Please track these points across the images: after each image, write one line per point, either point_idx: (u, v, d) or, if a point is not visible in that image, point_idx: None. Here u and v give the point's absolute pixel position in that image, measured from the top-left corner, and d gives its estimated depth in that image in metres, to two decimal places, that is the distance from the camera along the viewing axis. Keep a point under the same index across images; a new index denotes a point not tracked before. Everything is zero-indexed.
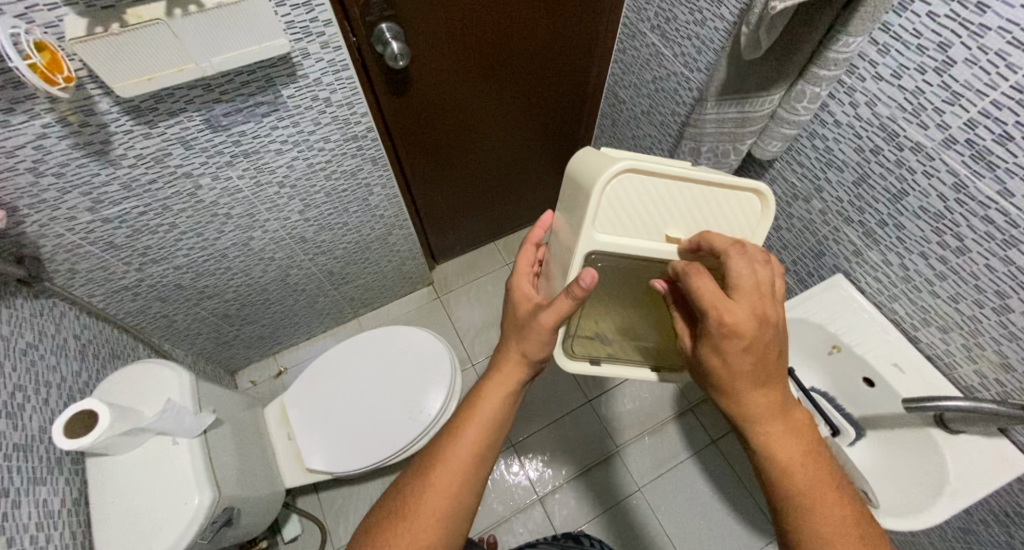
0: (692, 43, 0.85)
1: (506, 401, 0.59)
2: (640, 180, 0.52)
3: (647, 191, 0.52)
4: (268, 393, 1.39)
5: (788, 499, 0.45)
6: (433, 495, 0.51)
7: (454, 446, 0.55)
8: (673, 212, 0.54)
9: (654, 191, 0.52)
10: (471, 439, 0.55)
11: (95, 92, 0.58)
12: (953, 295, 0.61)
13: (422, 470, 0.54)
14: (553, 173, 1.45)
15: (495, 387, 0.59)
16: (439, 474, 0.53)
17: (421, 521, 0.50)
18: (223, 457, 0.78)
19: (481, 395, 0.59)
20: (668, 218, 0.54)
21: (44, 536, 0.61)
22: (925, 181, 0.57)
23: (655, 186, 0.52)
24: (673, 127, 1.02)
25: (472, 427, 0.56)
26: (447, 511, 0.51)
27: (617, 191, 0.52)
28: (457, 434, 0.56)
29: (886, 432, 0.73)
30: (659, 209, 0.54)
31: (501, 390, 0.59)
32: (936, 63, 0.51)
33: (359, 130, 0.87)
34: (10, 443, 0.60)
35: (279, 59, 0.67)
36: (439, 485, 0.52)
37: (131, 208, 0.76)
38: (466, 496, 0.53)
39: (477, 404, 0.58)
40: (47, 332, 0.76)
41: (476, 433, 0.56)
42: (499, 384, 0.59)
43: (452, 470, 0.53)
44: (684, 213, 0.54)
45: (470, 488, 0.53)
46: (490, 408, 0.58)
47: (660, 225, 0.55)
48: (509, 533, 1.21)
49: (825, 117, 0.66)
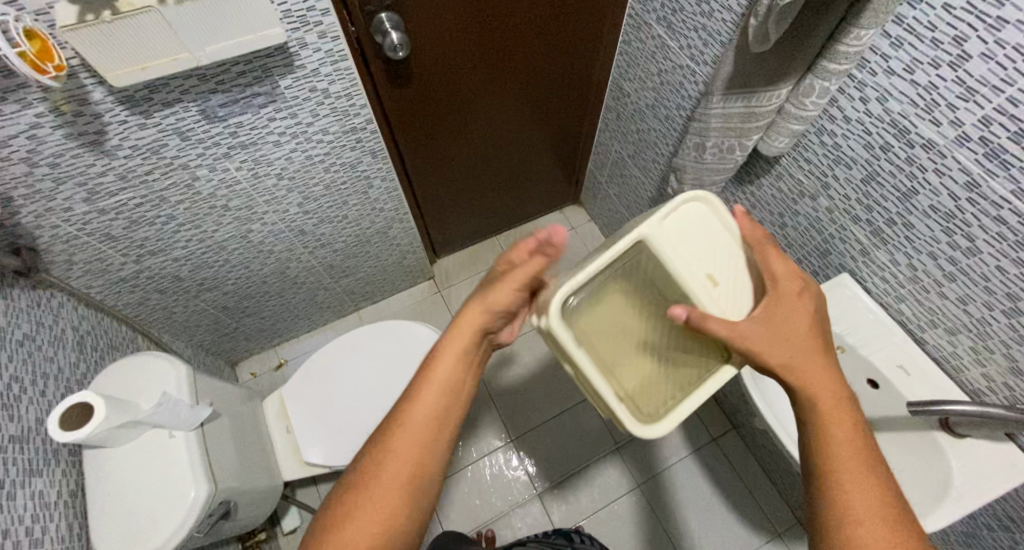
0: (698, 35, 0.83)
1: (467, 352, 0.57)
2: (703, 213, 0.48)
3: (701, 229, 0.48)
4: (268, 385, 1.39)
5: (828, 473, 0.43)
6: (398, 460, 0.50)
7: (413, 408, 0.53)
8: (717, 262, 0.48)
9: (704, 236, 0.48)
10: (433, 399, 0.53)
11: (88, 81, 0.57)
12: (962, 296, 0.59)
13: (383, 436, 0.52)
14: (556, 167, 1.43)
15: (456, 341, 0.56)
16: (401, 438, 0.51)
17: (389, 486, 0.49)
18: (220, 450, 0.78)
19: (438, 352, 0.55)
20: (711, 265, 0.47)
21: (39, 529, 0.60)
22: (935, 180, 0.56)
23: (721, 233, 0.49)
24: (677, 121, 1.00)
25: (432, 387, 0.54)
26: (415, 473, 0.51)
27: (677, 210, 0.48)
28: (416, 396, 0.53)
29: (893, 435, 0.71)
30: (708, 248, 0.48)
31: (460, 342, 0.56)
32: (951, 58, 0.49)
33: (359, 122, 0.86)
34: (6, 434, 0.60)
35: (276, 49, 0.65)
36: (403, 447, 0.51)
37: (127, 200, 0.75)
38: (433, 456, 0.52)
39: (435, 361, 0.55)
40: (44, 323, 0.75)
41: (439, 390, 0.54)
42: (460, 337, 0.56)
43: (414, 432, 0.52)
44: (726, 270, 0.48)
45: (436, 447, 0.52)
46: (450, 364, 0.55)
47: (707, 266, 0.47)
48: (508, 528, 1.21)
49: (834, 112, 0.64)
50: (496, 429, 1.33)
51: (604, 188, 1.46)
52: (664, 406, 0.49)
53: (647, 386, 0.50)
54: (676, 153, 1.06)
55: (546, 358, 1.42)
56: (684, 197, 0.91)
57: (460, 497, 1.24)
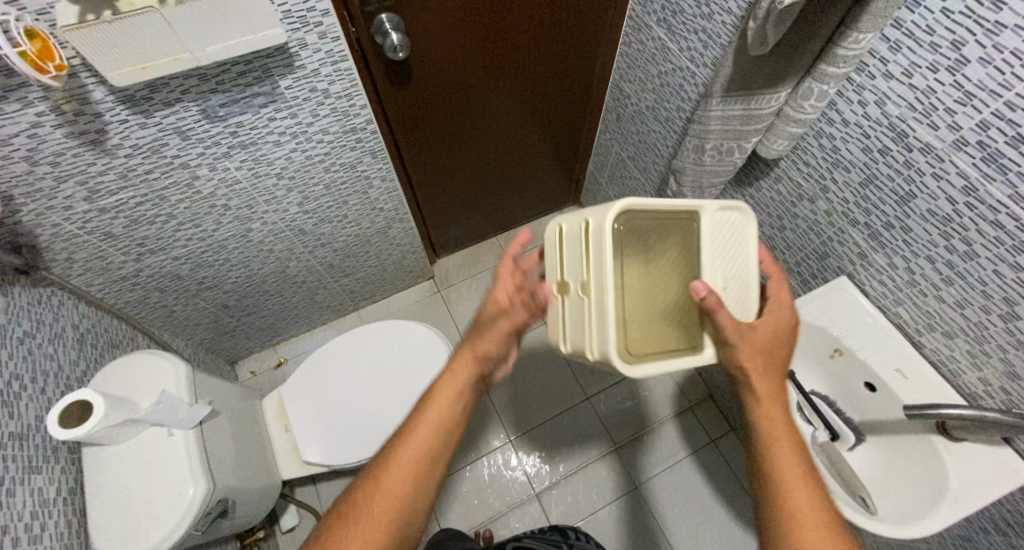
0: (698, 37, 0.83)
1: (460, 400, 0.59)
2: (746, 236, 0.54)
3: (739, 247, 0.53)
4: (268, 384, 1.39)
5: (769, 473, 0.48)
6: (383, 498, 0.50)
7: (404, 448, 0.54)
8: (736, 281, 0.53)
9: (738, 254, 0.53)
10: (423, 440, 0.54)
11: (89, 81, 0.57)
12: (959, 300, 0.59)
13: (371, 474, 0.53)
14: (556, 167, 1.43)
15: (450, 386, 0.59)
16: (389, 476, 0.52)
17: (372, 524, 0.49)
18: (219, 448, 0.78)
19: (434, 395, 0.58)
20: (728, 280, 0.52)
21: (39, 526, 0.60)
22: (934, 184, 0.56)
23: (743, 256, 0.54)
24: (677, 123, 1.00)
25: (423, 427, 0.55)
26: (399, 512, 0.50)
27: (730, 220, 0.54)
28: (407, 436, 0.55)
29: (889, 437, 0.71)
30: (732, 256, 0.53)
31: (454, 389, 0.59)
32: (949, 62, 0.49)
33: (358, 122, 0.86)
34: (5, 431, 0.60)
35: (276, 49, 0.65)
36: (391, 485, 0.51)
37: (128, 199, 0.76)
38: (418, 499, 0.52)
39: (429, 403, 0.57)
40: (45, 321, 0.76)
41: (431, 432, 0.55)
42: (453, 382, 0.59)
43: (402, 471, 0.52)
44: (740, 290, 0.52)
45: (420, 489, 0.53)
46: (444, 408, 0.57)
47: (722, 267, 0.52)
48: (505, 528, 1.22)
49: (833, 115, 0.64)
50: (494, 429, 1.33)
51: (605, 189, 1.46)
52: (644, 357, 0.49)
53: (639, 337, 0.50)
54: (676, 154, 1.06)
55: (545, 359, 1.43)
56: (683, 198, 0.91)
57: (458, 496, 1.25)
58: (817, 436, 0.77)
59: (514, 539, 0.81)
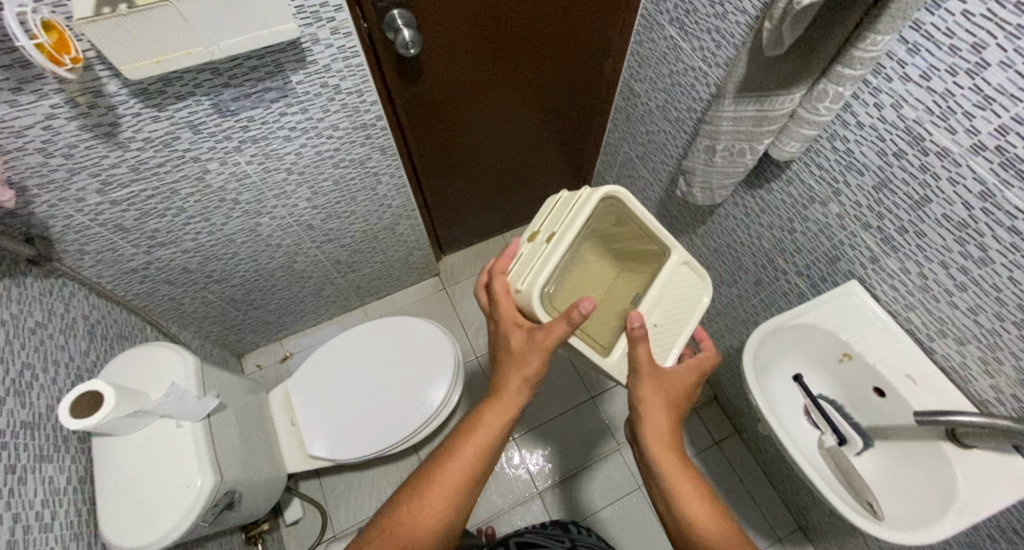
0: (711, 37, 0.82)
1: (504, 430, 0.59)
2: (699, 305, 0.61)
3: (687, 306, 0.61)
4: (274, 378, 1.40)
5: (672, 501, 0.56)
6: (427, 515, 0.54)
7: (449, 469, 0.56)
8: (665, 333, 0.61)
9: (685, 312, 0.61)
10: (466, 463, 0.57)
11: (103, 73, 0.57)
12: (972, 306, 0.59)
13: (417, 490, 0.56)
14: (564, 166, 1.43)
15: (495, 413, 0.59)
16: (434, 495, 0.55)
17: (415, 538, 0.53)
18: (226, 441, 0.79)
19: (480, 420, 0.59)
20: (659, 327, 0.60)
21: (50, 514, 0.61)
22: (949, 189, 0.55)
23: (680, 312, 0.61)
24: (688, 123, 0.99)
25: (467, 453, 0.57)
26: (440, 530, 0.54)
27: (693, 281, 0.61)
28: (453, 457, 0.57)
29: (896, 443, 0.70)
30: (673, 308, 0.61)
31: (499, 418, 0.59)
32: (968, 65, 0.48)
33: (368, 118, 0.86)
34: (18, 420, 0.60)
35: (289, 44, 0.65)
36: (432, 505, 0.54)
37: (139, 192, 0.76)
38: (456, 518, 0.56)
39: (475, 429, 0.58)
40: (56, 312, 0.76)
41: (471, 458, 0.57)
42: (499, 412, 0.59)
43: (446, 491, 0.55)
44: (662, 339, 0.61)
45: (460, 509, 0.56)
46: (487, 435, 0.58)
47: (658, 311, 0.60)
48: (507, 526, 1.22)
49: (848, 117, 0.64)
50: None
51: None
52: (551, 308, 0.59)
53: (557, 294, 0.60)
54: (685, 155, 1.05)
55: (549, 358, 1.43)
56: (693, 199, 0.90)
57: None
58: (824, 440, 0.76)
59: (515, 535, 0.80)
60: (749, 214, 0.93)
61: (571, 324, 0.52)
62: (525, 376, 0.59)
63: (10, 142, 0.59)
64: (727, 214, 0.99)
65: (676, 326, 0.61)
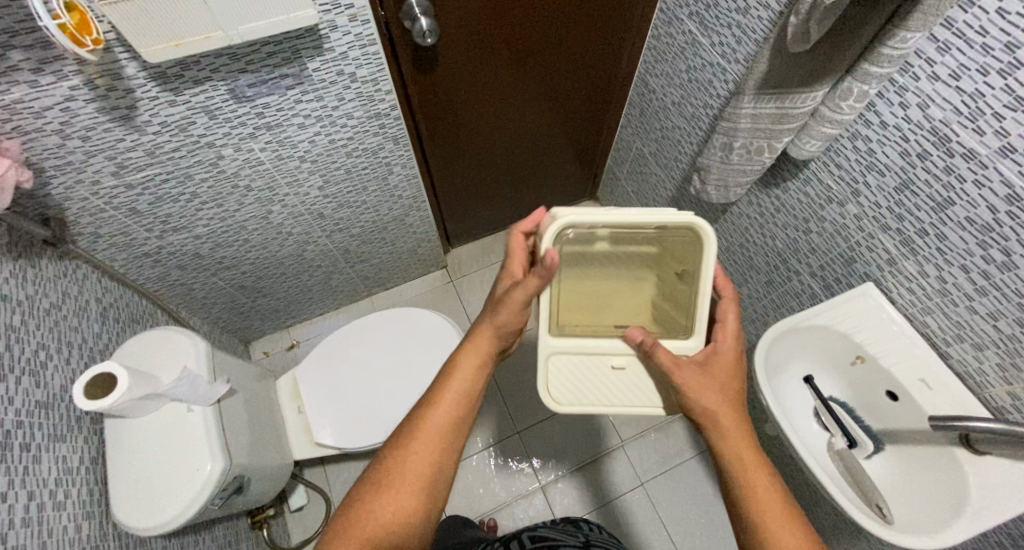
0: (732, 32, 0.81)
1: (482, 370, 0.60)
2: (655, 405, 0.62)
3: (640, 396, 0.62)
4: (280, 365, 1.41)
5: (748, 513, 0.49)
6: (415, 463, 0.53)
7: (433, 416, 0.56)
8: (595, 389, 0.62)
9: (636, 395, 0.62)
10: (449, 408, 0.57)
11: (123, 56, 0.57)
12: (992, 311, 0.58)
13: (402, 440, 0.55)
14: (574, 162, 1.42)
15: (470, 356, 0.60)
16: (419, 443, 0.54)
17: (406, 483, 0.52)
18: (236, 426, 0.80)
19: (455, 365, 0.60)
20: (604, 375, 0.62)
21: (63, 492, 0.62)
22: (974, 191, 0.54)
23: (633, 389, 0.62)
24: (704, 120, 0.98)
25: (449, 396, 0.57)
26: (430, 476, 0.53)
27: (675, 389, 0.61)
28: (435, 404, 0.57)
29: (909, 448, 0.69)
30: (634, 379, 0.62)
31: (473, 359, 0.60)
32: (1001, 65, 0.47)
33: (383, 107, 0.86)
34: (33, 399, 0.61)
35: (307, 30, 0.65)
36: (420, 451, 0.54)
37: (154, 176, 0.76)
38: (446, 466, 0.55)
39: (454, 374, 0.59)
40: (70, 294, 0.77)
41: (454, 400, 0.57)
42: (474, 353, 0.60)
43: (432, 437, 0.55)
44: (588, 387, 0.62)
45: (448, 455, 0.55)
46: (466, 377, 0.59)
47: (622, 362, 0.62)
48: (509, 518, 1.23)
49: (871, 117, 0.63)
50: (501, 420, 1.34)
51: (623, 184, 1.45)
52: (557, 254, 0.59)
53: (578, 242, 0.59)
54: (700, 152, 1.04)
55: None
56: (706, 196, 0.89)
57: (463, 484, 1.26)
58: (834, 442, 0.76)
59: (528, 530, 0.72)
60: (763, 214, 0.92)
61: (544, 280, 0.55)
62: (498, 328, 0.60)
63: (28, 123, 0.59)
64: (741, 213, 0.98)
65: (617, 394, 0.62)
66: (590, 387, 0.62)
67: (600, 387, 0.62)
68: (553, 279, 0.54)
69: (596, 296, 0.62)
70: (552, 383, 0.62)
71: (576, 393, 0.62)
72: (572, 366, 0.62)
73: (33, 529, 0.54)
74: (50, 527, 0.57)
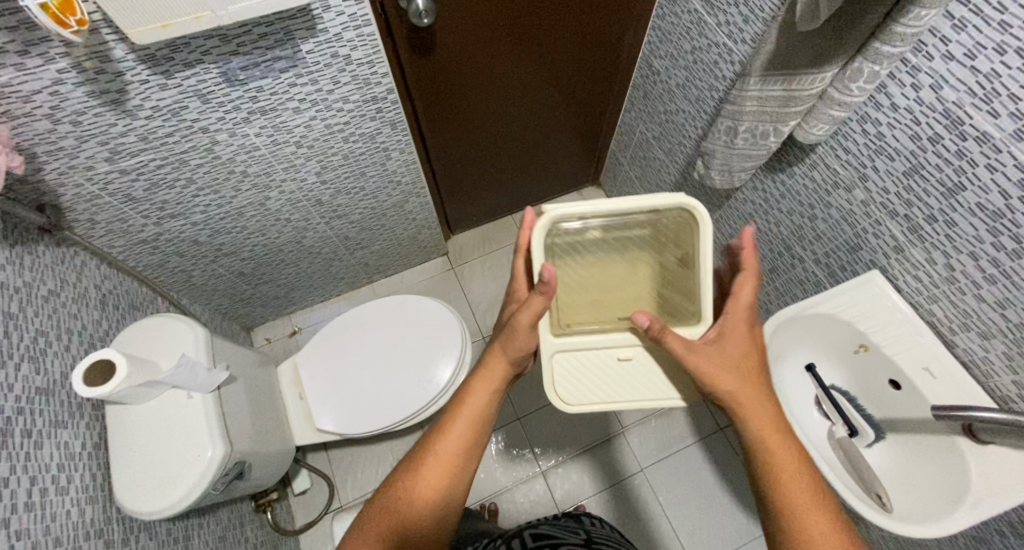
0: (738, 11, 0.79)
1: (496, 398, 0.57)
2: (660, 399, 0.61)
3: (649, 391, 0.61)
4: (282, 352, 1.42)
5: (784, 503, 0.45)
6: (424, 489, 0.51)
7: (443, 442, 0.54)
8: (603, 387, 0.61)
9: (644, 391, 0.61)
10: (459, 434, 0.55)
11: (110, 37, 0.56)
12: (1001, 300, 0.57)
13: (412, 462, 0.54)
14: (576, 147, 1.40)
15: (484, 382, 0.57)
16: (429, 468, 0.52)
17: (412, 509, 0.50)
18: (236, 412, 0.80)
19: (467, 390, 0.57)
20: (611, 371, 0.61)
21: (66, 477, 0.62)
22: (987, 176, 0.53)
23: (639, 384, 0.61)
24: (709, 104, 0.96)
25: (459, 425, 0.55)
26: (438, 503, 0.52)
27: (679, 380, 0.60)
28: (445, 430, 0.55)
29: (909, 437, 0.69)
30: (639, 372, 0.61)
31: (487, 385, 0.57)
32: (1018, 43, 0.45)
33: (380, 91, 0.84)
34: (33, 387, 0.61)
35: (299, 11, 0.63)
36: (428, 478, 0.52)
37: (148, 161, 0.75)
38: (455, 490, 0.53)
39: (464, 402, 0.56)
40: (68, 280, 0.76)
41: (464, 428, 0.55)
42: (487, 382, 0.57)
43: (441, 465, 0.53)
44: (595, 386, 0.61)
45: (456, 482, 0.53)
46: (478, 403, 0.56)
47: (624, 356, 0.60)
48: (510, 503, 1.24)
49: (881, 99, 0.61)
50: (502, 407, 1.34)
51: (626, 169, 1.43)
52: (549, 248, 0.58)
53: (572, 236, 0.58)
54: (704, 136, 1.02)
55: None
56: (710, 181, 0.87)
57: None
58: (835, 431, 0.75)
59: (529, 526, 0.71)
60: (768, 199, 0.91)
61: (546, 297, 0.53)
62: (508, 352, 0.57)
63: (17, 107, 0.59)
64: (745, 199, 0.97)
65: (623, 389, 0.61)
66: (596, 383, 0.61)
67: (606, 383, 0.61)
68: (554, 295, 0.53)
69: (593, 289, 0.60)
70: (558, 384, 0.61)
71: (582, 390, 0.61)
72: (574, 363, 0.61)
73: (35, 513, 0.55)
74: (53, 511, 0.58)
